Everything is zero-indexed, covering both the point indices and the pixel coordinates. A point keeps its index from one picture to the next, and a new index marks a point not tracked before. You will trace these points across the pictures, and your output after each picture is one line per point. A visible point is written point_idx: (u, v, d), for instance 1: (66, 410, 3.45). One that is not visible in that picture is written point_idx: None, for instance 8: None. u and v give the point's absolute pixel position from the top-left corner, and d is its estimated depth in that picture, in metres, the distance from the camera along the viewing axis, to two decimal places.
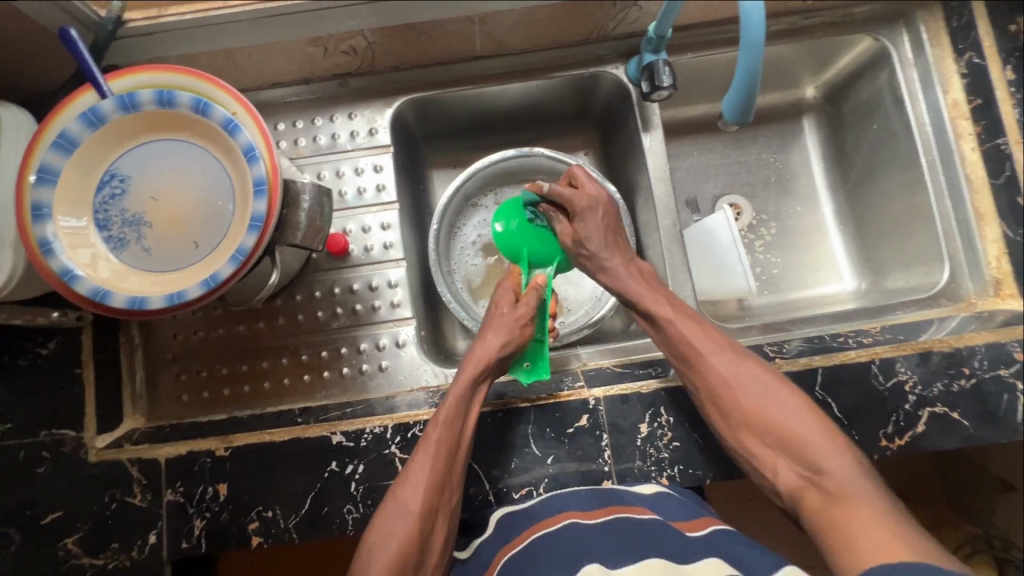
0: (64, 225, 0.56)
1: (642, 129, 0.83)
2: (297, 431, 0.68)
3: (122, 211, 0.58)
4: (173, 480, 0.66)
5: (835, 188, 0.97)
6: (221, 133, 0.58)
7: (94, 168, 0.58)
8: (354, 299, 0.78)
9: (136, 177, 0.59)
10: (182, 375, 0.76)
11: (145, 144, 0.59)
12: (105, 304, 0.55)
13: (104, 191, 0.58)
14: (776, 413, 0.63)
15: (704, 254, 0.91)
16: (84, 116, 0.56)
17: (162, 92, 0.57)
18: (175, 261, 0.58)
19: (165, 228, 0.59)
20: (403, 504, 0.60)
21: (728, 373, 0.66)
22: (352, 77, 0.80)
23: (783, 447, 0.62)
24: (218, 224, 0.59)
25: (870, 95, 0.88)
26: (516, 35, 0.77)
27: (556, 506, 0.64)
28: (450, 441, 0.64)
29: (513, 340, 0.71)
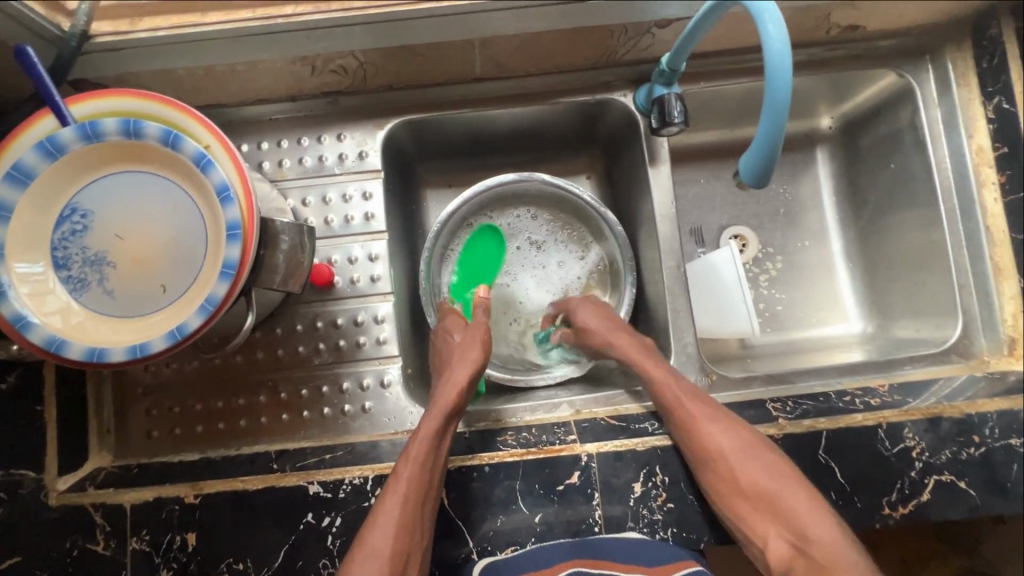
0: (16, 263, 0.51)
1: (649, 162, 0.78)
2: (271, 480, 0.64)
3: (83, 249, 0.54)
4: (138, 528, 0.63)
5: (846, 225, 0.93)
6: (193, 169, 0.53)
7: (53, 201, 0.53)
8: (337, 334, 0.73)
9: (98, 211, 0.54)
10: (153, 410, 0.72)
11: (109, 176, 0.54)
12: (61, 354, 0.51)
13: (62, 226, 0.53)
14: (798, 517, 0.59)
15: (706, 293, 0.87)
16: (41, 146, 0.51)
17: (127, 121, 0.52)
18: (140, 306, 0.54)
19: (130, 270, 0.54)
20: (372, 550, 0.57)
21: (758, 475, 0.61)
22: (342, 96, 0.75)
23: (764, 506, 0.61)
24: (189, 268, 0.54)
25: (889, 132, 0.84)
26: (519, 59, 0.72)
27: (541, 560, 0.61)
28: (422, 477, 0.61)
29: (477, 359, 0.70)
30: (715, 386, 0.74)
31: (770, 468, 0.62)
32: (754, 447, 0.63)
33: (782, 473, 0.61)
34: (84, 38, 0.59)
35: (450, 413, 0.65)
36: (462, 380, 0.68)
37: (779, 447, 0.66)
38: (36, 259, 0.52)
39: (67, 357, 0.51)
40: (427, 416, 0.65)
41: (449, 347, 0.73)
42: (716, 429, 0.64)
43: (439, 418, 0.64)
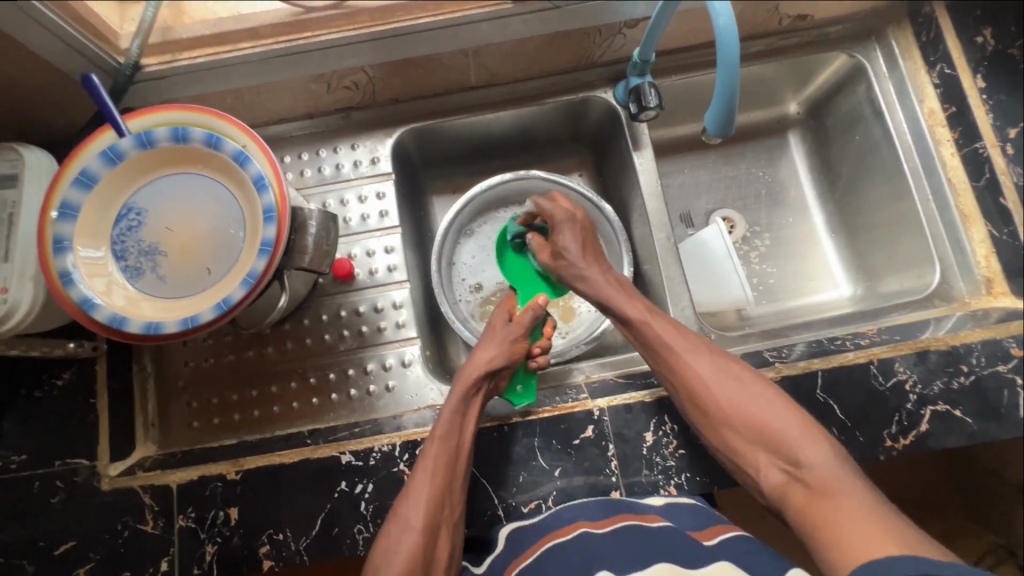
0: (83, 254, 0.59)
1: (633, 148, 0.86)
2: (306, 452, 0.69)
3: (138, 242, 0.61)
4: (185, 506, 0.67)
5: (824, 198, 1.00)
6: (231, 164, 0.61)
7: (113, 201, 0.61)
8: (360, 321, 0.80)
9: (150, 207, 0.62)
10: (193, 403, 0.77)
11: (160, 177, 0.62)
12: (121, 330, 0.57)
13: (119, 222, 0.61)
14: (737, 400, 0.64)
15: (698, 266, 0.92)
16: (104, 154, 0.60)
17: (176, 129, 0.61)
18: (188, 287, 0.61)
19: (179, 255, 0.61)
20: (405, 523, 0.61)
21: (706, 371, 0.67)
22: (354, 111, 0.85)
23: (759, 440, 0.62)
24: (231, 250, 0.61)
25: (850, 107, 0.92)
26: (508, 64, 0.81)
27: (568, 516, 0.64)
28: (449, 458, 0.65)
29: (502, 359, 0.73)
30: (715, 344, 0.79)
31: (715, 365, 0.67)
32: (721, 363, 0.67)
33: (753, 392, 0.65)
34: (136, 68, 0.69)
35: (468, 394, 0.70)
36: (489, 362, 0.73)
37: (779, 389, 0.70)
38: (98, 251, 0.60)
39: (128, 333, 0.57)
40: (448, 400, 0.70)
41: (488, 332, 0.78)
42: (664, 334, 0.70)
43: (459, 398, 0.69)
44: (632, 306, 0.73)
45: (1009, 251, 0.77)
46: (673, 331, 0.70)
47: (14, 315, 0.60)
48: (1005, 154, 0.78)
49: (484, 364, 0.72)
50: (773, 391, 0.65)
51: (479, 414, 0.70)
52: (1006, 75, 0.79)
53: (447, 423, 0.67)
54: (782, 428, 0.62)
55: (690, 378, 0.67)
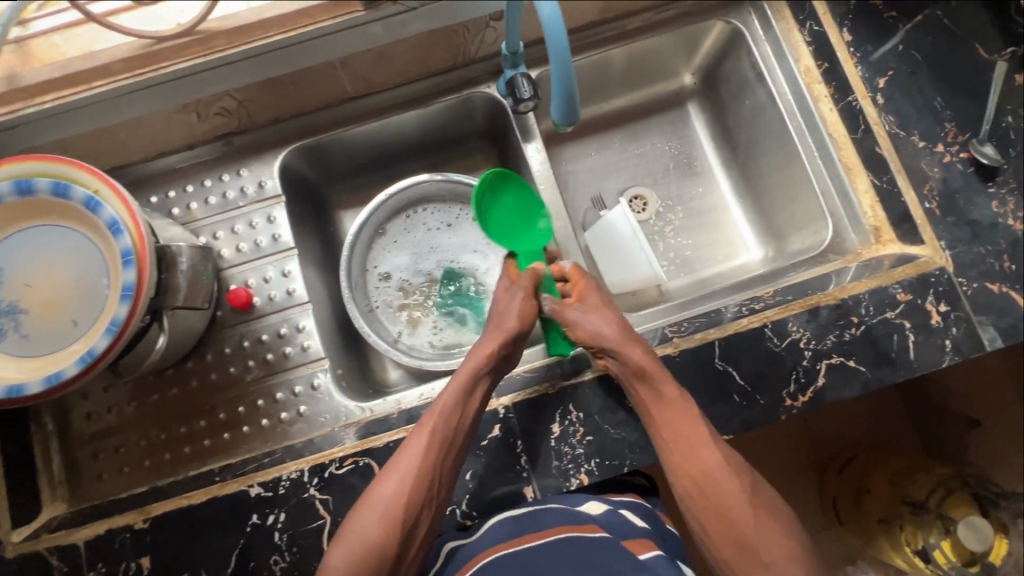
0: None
1: (523, 140, 0.86)
2: (214, 490, 0.68)
3: None
4: (94, 561, 0.66)
5: (728, 165, 1.01)
6: (86, 212, 0.60)
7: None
8: (264, 349, 0.78)
9: (7, 263, 0.60)
10: (100, 455, 0.75)
11: (13, 232, 0.60)
12: None
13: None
14: (747, 518, 0.61)
15: (609, 248, 0.92)
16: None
17: (20, 181, 0.59)
18: (53, 341, 0.59)
19: (43, 310, 0.60)
20: (387, 490, 0.62)
21: (734, 486, 0.63)
22: (235, 136, 0.83)
23: (749, 555, 0.60)
24: (97, 299, 0.60)
25: (737, 73, 0.93)
26: (383, 70, 0.80)
27: (516, 528, 0.62)
28: (446, 437, 0.65)
29: (518, 325, 0.72)
30: None
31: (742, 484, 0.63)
32: (744, 481, 0.63)
33: (766, 517, 0.61)
34: None
35: (482, 371, 0.69)
36: (489, 351, 0.70)
37: (678, 363, 0.71)
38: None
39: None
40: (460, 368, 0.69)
41: (497, 311, 0.75)
42: (699, 443, 0.64)
43: (455, 390, 0.67)
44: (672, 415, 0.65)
45: (891, 198, 0.78)
46: (710, 441, 0.65)
47: None
48: (876, 104, 0.80)
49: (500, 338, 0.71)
50: (785, 528, 0.61)
51: (486, 393, 0.69)
52: (868, 28, 0.81)
53: (454, 398, 0.66)
54: (779, 559, 0.59)
55: (707, 484, 0.63)
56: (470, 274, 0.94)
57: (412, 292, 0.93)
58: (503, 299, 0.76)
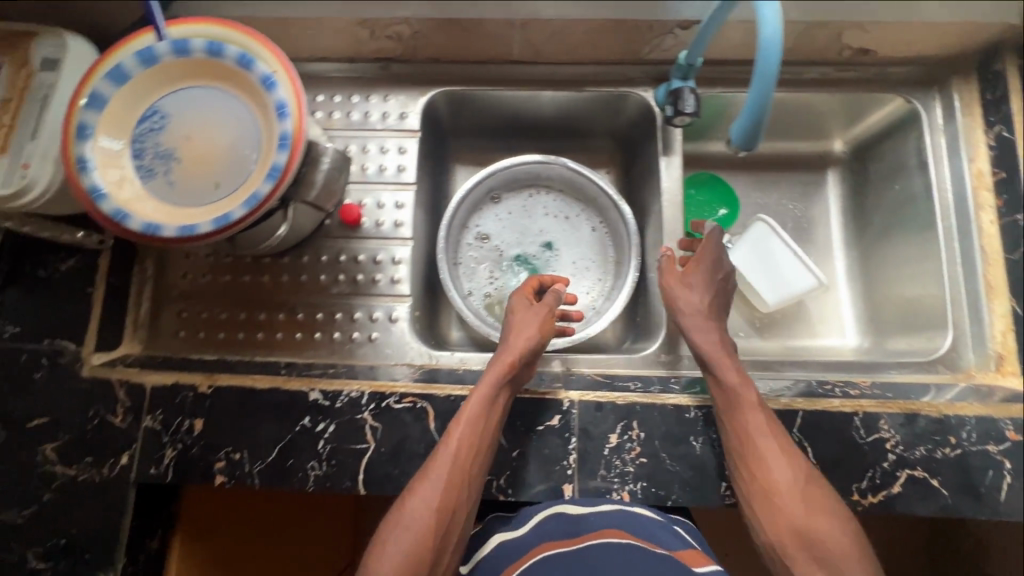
0: (104, 147, 0.61)
1: (662, 152, 0.85)
2: (277, 381, 0.70)
3: (157, 145, 0.63)
4: (154, 407, 0.69)
5: (848, 244, 0.97)
6: (257, 87, 0.62)
7: (139, 101, 0.63)
8: (357, 269, 0.80)
9: (174, 114, 0.63)
10: (184, 313, 0.79)
11: (187, 87, 0.64)
12: (121, 224, 0.59)
13: (141, 123, 0.63)
14: (814, 519, 0.58)
15: (761, 264, 0.93)
16: (139, 55, 0.61)
17: (212, 43, 0.62)
18: (194, 196, 0.62)
19: (193, 165, 0.63)
20: (401, 525, 0.57)
21: (791, 480, 0.60)
22: (394, 63, 0.85)
23: (826, 558, 0.56)
24: (244, 170, 0.62)
25: (897, 155, 0.88)
26: (553, 44, 0.80)
27: (548, 532, 0.60)
28: (461, 459, 0.61)
29: (536, 336, 0.73)
30: (702, 363, 0.78)
31: (801, 475, 0.61)
32: (800, 466, 0.62)
33: (824, 503, 0.59)
34: None
35: (501, 385, 0.66)
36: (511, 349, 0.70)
37: None
38: (117, 147, 0.62)
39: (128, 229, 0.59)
40: (479, 388, 0.66)
41: (513, 326, 0.75)
42: (758, 430, 0.63)
43: (482, 400, 0.65)
44: (733, 378, 0.67)
45: None
46: (768, 425, 0.64)
47: (28, 191, 0.64)
48: None
49: (524, 344, 0.71)
50: (842, 514, 0.58)
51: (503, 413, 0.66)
52: None
53: (469, 425, 0.63)
54: (851, 555, 0.56)
55: (761, 459, 0.62)
56: (558, 261, 0.94)
57: (498, 258, 0.93)
58: (518, 317, 0.75)
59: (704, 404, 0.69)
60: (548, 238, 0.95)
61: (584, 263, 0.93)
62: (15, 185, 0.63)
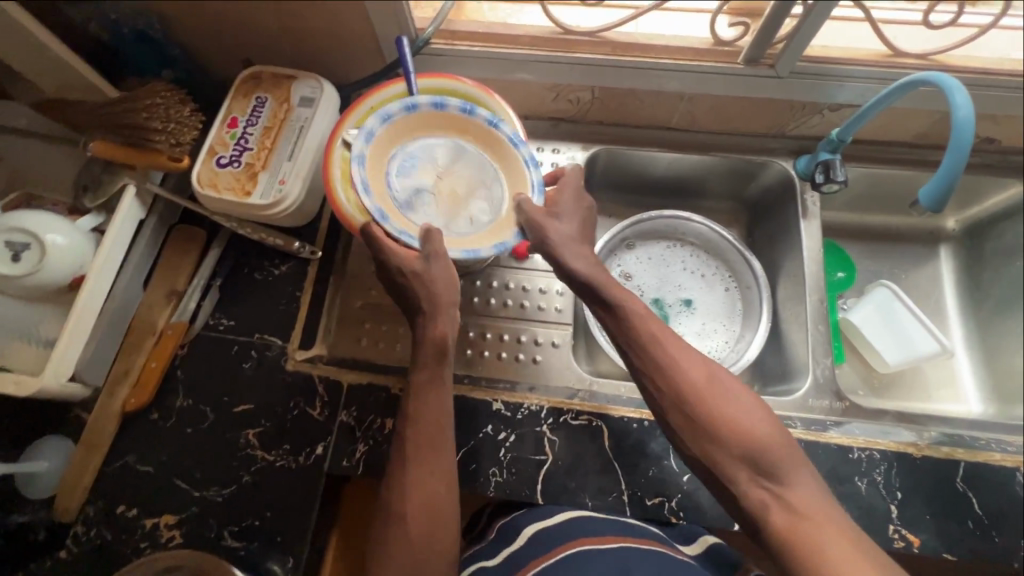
0: (376, 176, 0.72)
1: (801, 215, 0.93)
2: (464, 389, 0.77)
3: (409, 178, 0.74)
4: (350, 404, 0.75)
5: (965, 315, 1.03)
6: (501, 142, 0.75)
7: (400, 143, 0.75)
8: (523, 296, 0.88)
9: (427, 155, 0.75)
10: (364, 323, 0.85)
11: (431, 134, 0.76)
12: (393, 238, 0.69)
13: (402, 160, 0.74)
14: (739, 419, 0.60)
15: (885, 328, 0.97)
16: (405, 103, 0.74)
17: (466, 103, 0.75)
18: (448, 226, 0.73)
19: (444, 200, 0.74)
20: (401, 493, 0.60)
21: (696, 377, 0.63)
22: (564, 122, 0.97)
23: (745, 456, 0.58)
24: (491, 209, 0.74)
25: (1017, 239, 0.97)
26: (711, 115, 0.92)
27: (573, 531, 0.64)
28: (417, 437, 0.63)
29: (439, 291, 0.68)
30: (849, 412, 0.81)
31: (704, 372, 0.63)
32: (710, 371, 0.64)
33: (738, 403, 0.61)
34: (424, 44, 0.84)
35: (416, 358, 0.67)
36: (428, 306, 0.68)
37: (918, 466, 0.71)
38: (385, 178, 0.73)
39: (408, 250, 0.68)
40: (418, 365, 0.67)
41: (433, 286, 0.68)
42: (673, 348, 0.65)
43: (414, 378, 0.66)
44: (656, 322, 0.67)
45: None
46: (699, 359, 0.65)
47: (283, 202, 0.75)
48: None
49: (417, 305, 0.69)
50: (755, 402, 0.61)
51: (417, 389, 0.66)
52: None
53: (421, 398, 0.65)
54: (777, 446, 0.58)
55: (699, 395, 0.62)
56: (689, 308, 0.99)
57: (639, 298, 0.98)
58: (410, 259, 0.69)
59: (867, 447, 0.72)
60: (685, 288, 1.00)
61: (718, 311, 0.98)
62: (273, 196, 0.75)
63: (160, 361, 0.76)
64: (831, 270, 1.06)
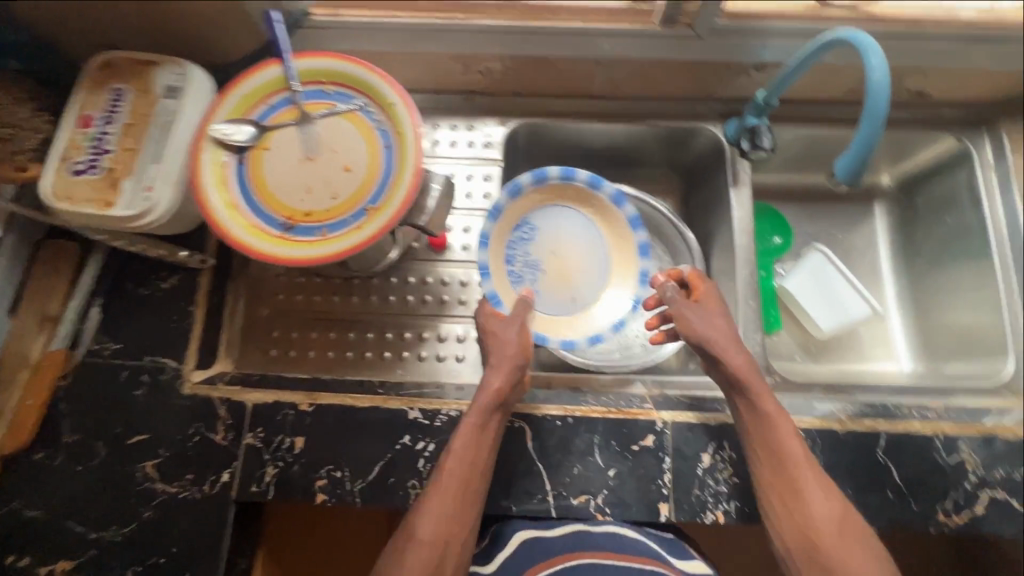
0: (266, 178, 0.66)
1: (730, 183, 0.89)
2: (377, 401, 0.71)
3: (287, 178, 0.67)
4: (255, 425, 0.70)
5: (897, 271, 1.02)
6: (622, 222, 0.81)
7: (294, 133, 0.68)
8: (443, 291, 0.83)
9: (325, 142, 0.68)
10: (274, 332, 0.81)
11: (572, 206, 0.82)
12: (264, 249, 0.63)
13: (297, 154, 0.67)
14: (844, 540, 0.60)
15: (816, 293, 0.96)
16: (277, 103, 0.68)
17: (536, 172, 0.79)
18: (346, 219, 0.65)
19: (552, 279, 0.81)
20: (420, 519, 0.62)
21: (813, 488, 0.63)
22: (478, 95, 0.89)
23: (830, 563, 0.60)
24: (597, 289, 0.81)
25: (943, 193, 0.94)
26: (634, 80, 0.85)
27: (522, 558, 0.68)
28: (462, 479, 0.64)
29: (520, 357, 0.70)
30: (779, 386, 0.80)
31: (822, 481, 0.64)
32: (825, 483, 0.64)
33: (850, 519, 0.62)
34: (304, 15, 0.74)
35: (491, 408, 0.67)
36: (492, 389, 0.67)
37: (841, 441, 0.71)
38: (277, 178, 0.67)
39: (297, 258, 0.63)
40: (472, 407, 0.67)
41: (496, 350, 0.70)
42: (789, 438, 0.65)
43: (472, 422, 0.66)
44: (767, 399, 0.66)
45: None
46: (802, 449, 0.65)
47: (152, 212, 0.66)
48: None
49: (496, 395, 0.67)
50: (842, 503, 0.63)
51: (474, 429, 0.66)
52: None
53: (465, 439, 0.65)
54: (851, 551, 0.60)
55: (796, 491, 0.63)
56: None
57: None
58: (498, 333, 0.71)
59: None
60: None
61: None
62: (139, 207, 0.65)
63: (38, 397, 0.69)
64: (766, 235, 1.03)
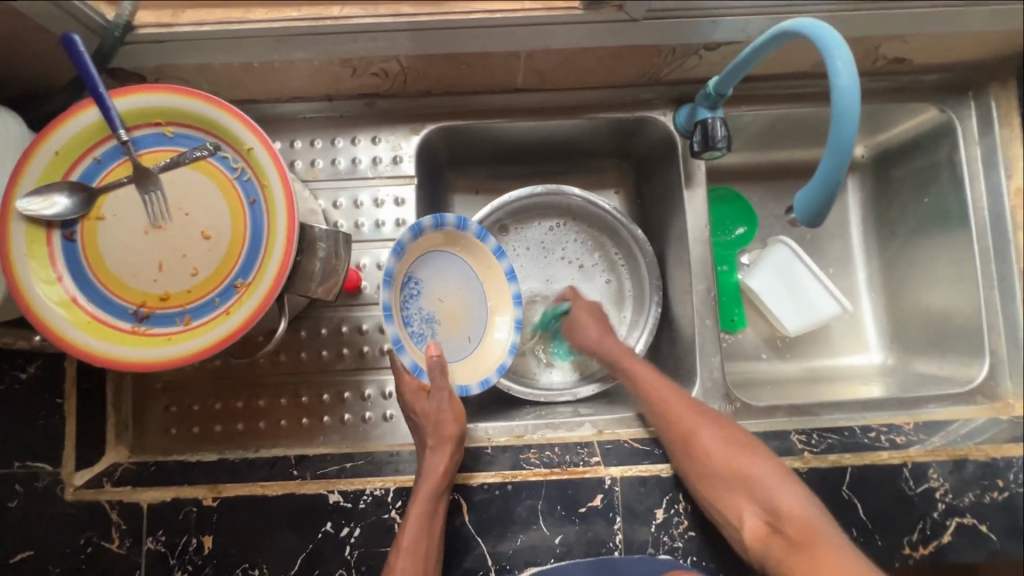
0: (106, 255, 0.53)
1: (684, 184, 0.77)
2: (291, 487, 0.63)
3: (131, 251, 0.54)
4: (155, 529, 0.62)
5: (870, 248, 0.91)
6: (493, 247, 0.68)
7: (132, 194, 0.54)
8: (361, 341, 0.73)
9: (171, 202, 0.54)
10: (172, 408, 0.72)
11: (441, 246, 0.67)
12: (114, 352, 0.51)
13: (139, 221, 0.54)
14: (806, 535, 0.58)
15: (781, 291, 0.87)
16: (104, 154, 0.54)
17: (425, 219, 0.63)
18: (212, 300, 0.54)
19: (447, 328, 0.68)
20: None
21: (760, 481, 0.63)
22: (379, 98, 0.74)
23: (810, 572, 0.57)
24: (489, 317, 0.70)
25: (925, 165, 0.83)
26: (563, 70, 0.70)
27: None
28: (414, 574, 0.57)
29: (455, 431, 0.63)
30: (740, 414, 0.74)
31: (780, 475, 0.63)
32: (771, 467, 0.64)
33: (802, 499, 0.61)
34: (129, 28, 0.57)
35: (437, 493, 0.60)
36: (435, 473, 0.61)
37: (803, 481, 0.65)
38: (119, 255, 0.54)
39: (151, 360, 0.51)
40: (414, 498, 0.60)
41: (428, 423, 0.64)
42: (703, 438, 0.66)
43: (419, 511, 0.59)
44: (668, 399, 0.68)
45: None
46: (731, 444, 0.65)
47: None
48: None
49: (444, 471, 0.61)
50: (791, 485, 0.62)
51: (429, 516, 0.60)
52: None
53: (412, 529, 0.59)
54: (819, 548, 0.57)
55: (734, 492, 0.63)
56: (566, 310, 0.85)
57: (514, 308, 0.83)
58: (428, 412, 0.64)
59: None
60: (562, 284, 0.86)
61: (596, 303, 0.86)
62: None
63: None
64: (725, 224, 0.92)
